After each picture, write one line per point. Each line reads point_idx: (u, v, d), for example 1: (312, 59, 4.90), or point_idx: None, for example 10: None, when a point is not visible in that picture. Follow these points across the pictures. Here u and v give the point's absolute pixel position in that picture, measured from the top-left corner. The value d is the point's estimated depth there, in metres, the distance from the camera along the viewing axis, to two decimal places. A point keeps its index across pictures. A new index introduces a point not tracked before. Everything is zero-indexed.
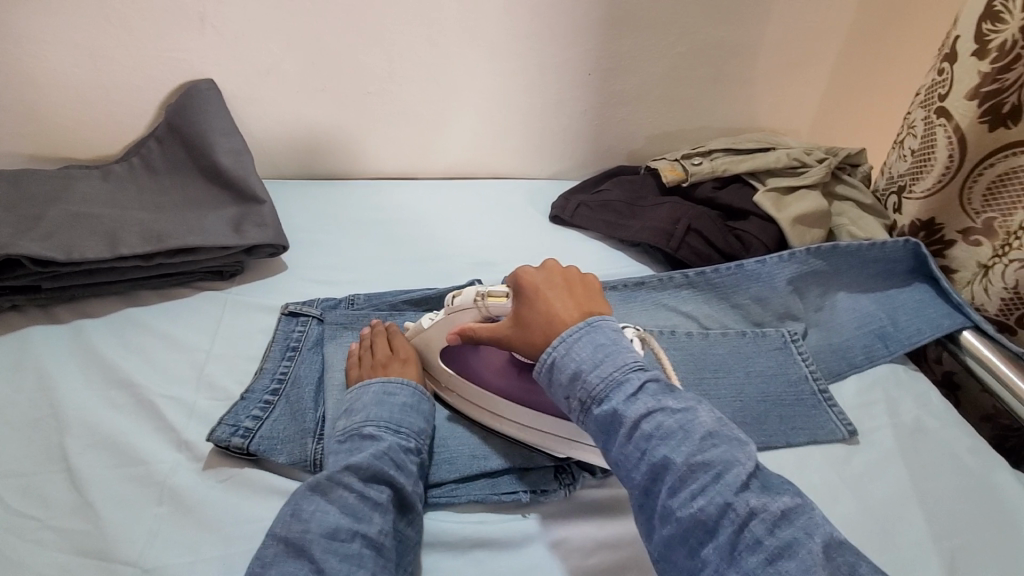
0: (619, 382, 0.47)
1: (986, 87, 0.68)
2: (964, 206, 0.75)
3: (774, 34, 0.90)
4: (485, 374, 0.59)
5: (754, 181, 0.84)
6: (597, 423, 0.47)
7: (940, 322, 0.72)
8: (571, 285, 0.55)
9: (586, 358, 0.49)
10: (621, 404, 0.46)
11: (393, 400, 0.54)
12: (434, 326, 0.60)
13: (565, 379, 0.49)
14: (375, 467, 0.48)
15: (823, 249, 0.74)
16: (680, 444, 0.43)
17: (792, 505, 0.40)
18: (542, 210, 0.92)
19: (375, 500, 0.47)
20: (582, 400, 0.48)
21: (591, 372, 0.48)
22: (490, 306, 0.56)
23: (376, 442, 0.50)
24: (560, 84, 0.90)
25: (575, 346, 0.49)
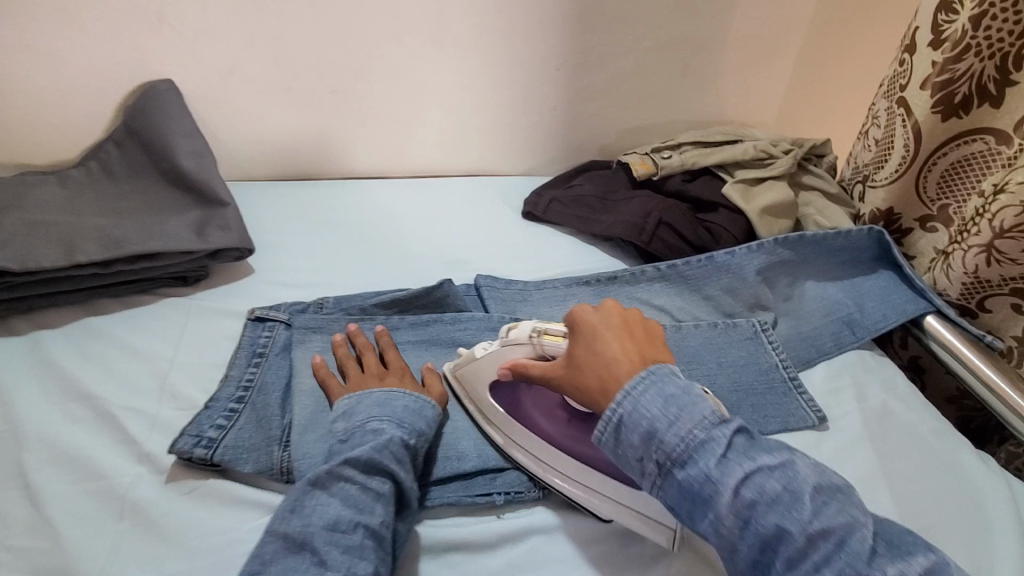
0: (702, 442, 0.44)
1: (938, 78, 0.70)
2: (920, 194, 0.77)
3: (739, 28, 0.91)
4: (533, 415, 0.57)
5: (722, 173, 0.85)
6: (683, 488, 0.44)
7: (904, 308, 0.73)
8: (631, 328, 0.52)
9: (658, 415, 0.45)
10: (710, 466, 0.43)
11: (397, 402, 0.54)
12: (486, 357, 0.58)
13: (636, 439, 0.46)
14: (377, 460, 0.48)
15: (789, 239, 0.76)
16: (786, 507, 0.41)
17: (928, 565, 0.39)
18: (514, 207, 0.91)
19: (376, 491, 0.47)
20: (660, 462, 0.44)
21: (668, 431, 0.44)
22: (546, 343, 0.55)
23: (376, 437, 0.50)
24: (529, 80, 0.90)
25: (643, 399, 0.46)
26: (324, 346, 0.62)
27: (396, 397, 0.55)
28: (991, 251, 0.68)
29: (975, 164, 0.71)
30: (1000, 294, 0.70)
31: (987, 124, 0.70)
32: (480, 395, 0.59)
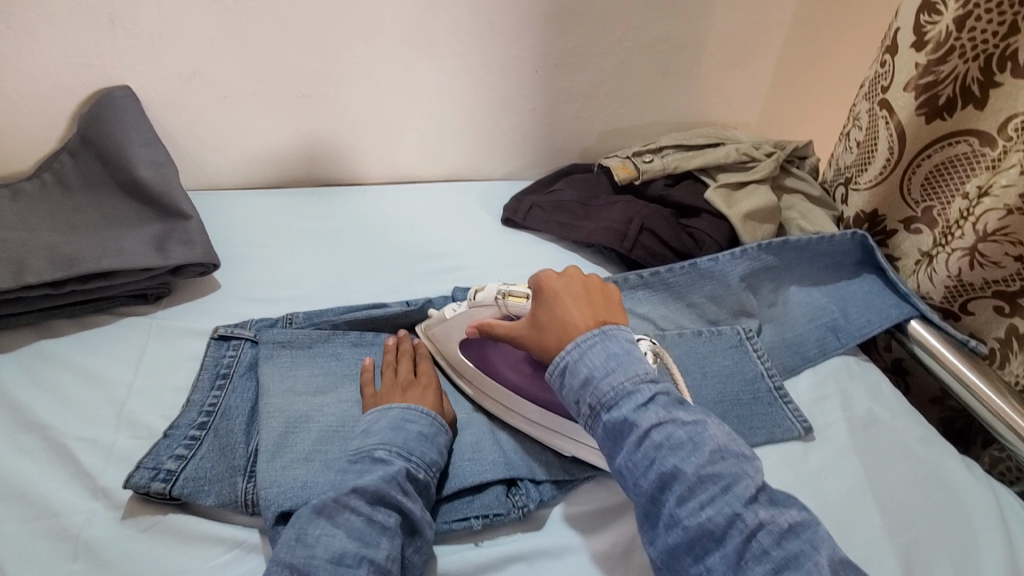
0: (629, 391, 0.47)
1: (923, 79, 0.69)
2: (904, 196, 0.76)
3: (720, 28, 0.90)
4: (499, 367, 0.59)
5: (705, 177, 0.83)
6: (605, 428, 0.47)
7: (888, 312, 0.72)
8: (591, 293, 0.55)
9: (598, 365, 0.48)
10: (632, 412, 0.46)
11: (410, 427, 0.51)
12: (455, 317, 0.61)
13: (575, 383, 0.49)
14: (384, 490, 0.45)
15: (773, 244, 0.74)
16: (689, 454, 0.43)
17: (798, 520, 0.41)
18: (494, 212, 0.89)
19: (383, 524, 0.44)
20: (592, 405, 0.48)
21: (603, 379, 0.47)
22: (510, 305, 0.57)
23: (385, 465, 0.47)
24: (506, 82, 0.88)
25: (589, 353, 0.49)
26: (294, 362, 0.58)
27: (413, 416, 0.53)
28: (974, 255, 0.67)
29: (959, 166, 0.70)
30: (983, 297, 0.69)
31: (971, 126, 0.68)
32: (452, 351, 0.62)
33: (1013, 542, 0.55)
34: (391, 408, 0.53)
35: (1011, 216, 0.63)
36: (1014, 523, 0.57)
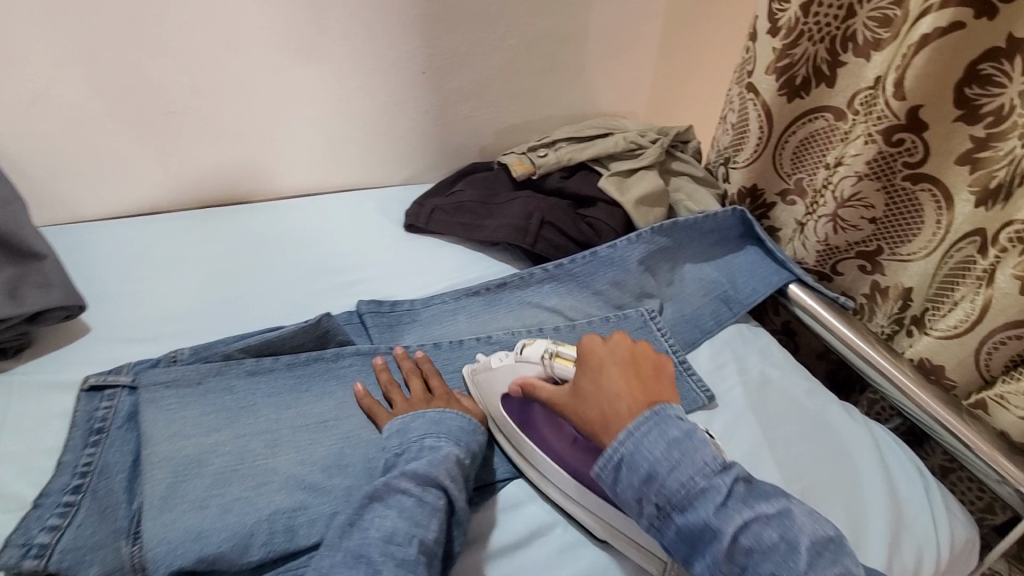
0: (703, 489, 0.45)
1: (781, 62, 0.74)
2: (777, 169, 0.83)
3: (598, 21, 0.92)
4: (544, 433, 0.58)
5: (599, 167, 0.86)
6: (681, 532, 0.45)
7: (771, 279, 0.78)
8: (639, 366, 0.54)
9: (659, 458, 0.47)
10: (710, 515, 0.44)
11: (452, 424, 0.55)
12: (501, 370, 0.61)
13: (636, 480, 0.47)
14: (433, 476, 0.49)
15: (665, 226, 0.78)
16: (784, 557, 0.42)
17: None
18: (396, 219, 0.87)
19: (432, 505, 0.47)
20: (660, 505, 0.46)
21: (670, 475, 0.46)
22: (557, 366, 0.58)
23: (432, 454, 0.51)
24: (393, 86, 0.86)
25: (645, 441, 0.48)
26: (180, 403, 0.53)
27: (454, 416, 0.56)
28: (836, 220, 0.74)
29: (818, 140, 0.78)
30: (849, 258, 0.77)
31: (823, 103, 0.76)
32: (496, 408, 0.61)
33: (890, 475, 0.62)
34: (431, 410, 0.56)
35: (861, 182, 0.70)
36: (889, 455, 0.64)
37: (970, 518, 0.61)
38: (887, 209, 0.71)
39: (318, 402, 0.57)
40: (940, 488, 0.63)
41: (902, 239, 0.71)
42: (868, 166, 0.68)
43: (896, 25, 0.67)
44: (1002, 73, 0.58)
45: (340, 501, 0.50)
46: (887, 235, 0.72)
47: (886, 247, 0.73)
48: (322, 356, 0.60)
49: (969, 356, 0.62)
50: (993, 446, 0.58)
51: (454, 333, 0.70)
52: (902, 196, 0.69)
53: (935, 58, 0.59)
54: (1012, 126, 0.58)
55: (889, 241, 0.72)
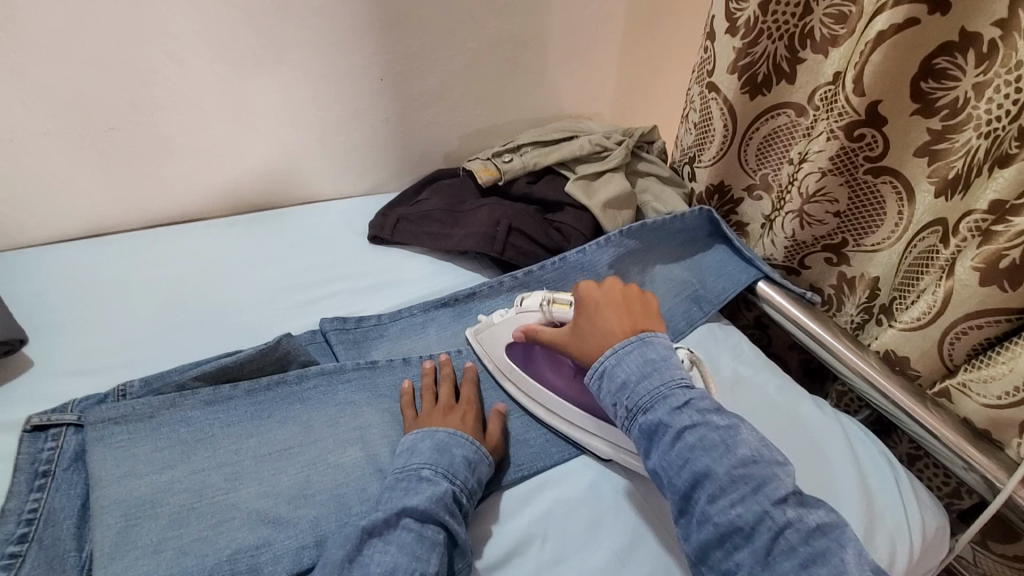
0: (663, 394, 0.51)
1: (741, 61, 0.74)
2: (743, 165, 0.83)
3: (558, 23, 0.91)
4: (545, 372, 0.63)
5: (565, 171, 0.85)
6: (642, 430, 0.51)
7: (738, 277, 0.79)
8: (630, 303, 0.60)
9: (633, 370, 0.53)
10: (666, 415, 0.50)
11: (453, 450, 0.53)
12: (504, 322, 0.65)
13: (613, 387, 0.54)
14: (432, 511, 0.47)
15: (633, 229, 0.78)
16: (722, 455, 0.47)
17: (826, 520, 0.45)
18: (359, 230, 0.85)
19: (432, 540, 0.46)
20: (628, 408, 0.52)
21: (639, 384, 0.52)
22: (555, 311, 0.62)
23: (432, 485, 0.49)
24: (350, 94, 0.83)
25: (625, 359, 0.54)
26: (131, 440, 0.51)
27: (458, 440, 0.54)
28: (803, 215, 0.74)
29: (781, 136, 0.78)
30: (816, 252, 0.77)
31: (784, 100, 0.76)
32: (498, 354, 0.64)
33: (862, 469, 0.62)
34: (441, 429, 0.55)
35: (825, 177, 0.70)
36: (860, 448, 0.65)
37: (938, 505, 0.62)
38: (851, 203, 0.71)
39: (281, 429, 0.55)
40: (910, 477, 0.64)
41: (866, 231, 0.72)
42: (832, 162, 0.69)
43: (852, 21, 0.67)
44: (957, 67, 0.58)
45: (308, 534, 0.48)
46: (851, 228, 0.73)
47: (851, 239, 0.74)
48: (284, 380, 0.58)
49: (932, 347, 0.62)
50: (958, 433, 0.59)
51: (423, 347, 0.68)
52: (864, 189, 0.70)
53: (892, 55, 0.60)
54: (967, 119, 0.59)
55: (854, 233, 0.73)
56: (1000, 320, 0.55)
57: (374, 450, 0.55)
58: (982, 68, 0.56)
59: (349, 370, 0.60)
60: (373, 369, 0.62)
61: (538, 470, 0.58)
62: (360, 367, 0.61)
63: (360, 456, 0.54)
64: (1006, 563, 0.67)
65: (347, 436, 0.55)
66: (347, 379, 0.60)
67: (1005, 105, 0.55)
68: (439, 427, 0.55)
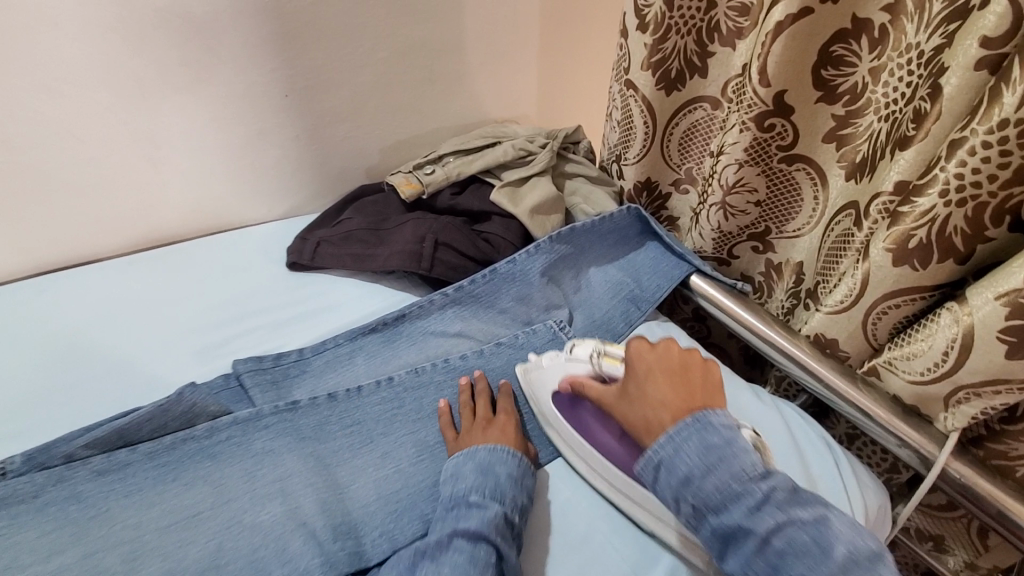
0: (738, 492, 0.47)
1: (653, 58, 0.73)
2: (668, 161, 0.84)
3: (472, 27, 0.88)
4: (594, 429, 0.58)
5: (490, 178, 0.82)
6: (715, 532, 0.47)
7: (672, 273, 0.78)
8: (684, 372, 0.55)
9: (696, 461, 0.49)
10: (744, 517, 0.46)
11: (496, 470, 0.53)
12: (551, 366, 0.62)
13: (674, 480, 0.49)
14: (483, 531, 0.48)
15: (563, 234, 0.76)
16: (819, 563, 0.43)
17: None
18: (276, 257, 0.80)
19: (484, 561, 0.46)
20: (694, 506, 0.48)
21: (705, 478, 0.48)
22: (605, 365, 0.60)
23: (481, 506, 0.50)
24: (254, 114, 0.78)
25: (684, 447, 0.49)
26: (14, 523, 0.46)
27: (501, 457, 0.55)
28: (726, 207, 0.74)
29: (701, 130, 0.79)
30: (743, 241, 0.79)
31: (698, 93, 0.77)
32: (544, 400, 0.61)
33: (803, 456, 0.62)
34: (480, 448, 0.55)
35: (743, 169, 0.70)
36: (799, 433, 0.65)
37: (877, 483, 0.63)
38: (770, 191, 0.72)
39: (191, 491, 0.50)
40: (848, 458, 0.64)
41: (787, 218, 0.73)
42: (747, 152, 0.69)
43: (754, 13, 0.67)
44: (853, 54, 0.59)
45: None
46: (773, 216, 0.74)
47: (774, 227, 0.75)
48: (189, 436, 0.53)
49: (856, 327, 0.62)
50: (889, 410, 0.60)
51: (351, 378, 0.64)
52: (780, 177, 0.71)
53: (791, 45, 0.60)
54: (867, 103, 0.61)
55: (776, 221, 0.75)
56: (915, 298, 0.56)
57: (297, 503, 0.51)
58: (876, 52, 0.58)
59: (267, 416, 0.56)
60: (294, 411, 0.57)
61: None
62: (277, 410, 0.56)
63: (280, 511, 0.50)
64: (936, 518, 0.70)
65: (268, 490, 0.51)
66: (264, 424, 0.55)
67: (900, 88, 0.56)
68: (475, 445, 0.56)
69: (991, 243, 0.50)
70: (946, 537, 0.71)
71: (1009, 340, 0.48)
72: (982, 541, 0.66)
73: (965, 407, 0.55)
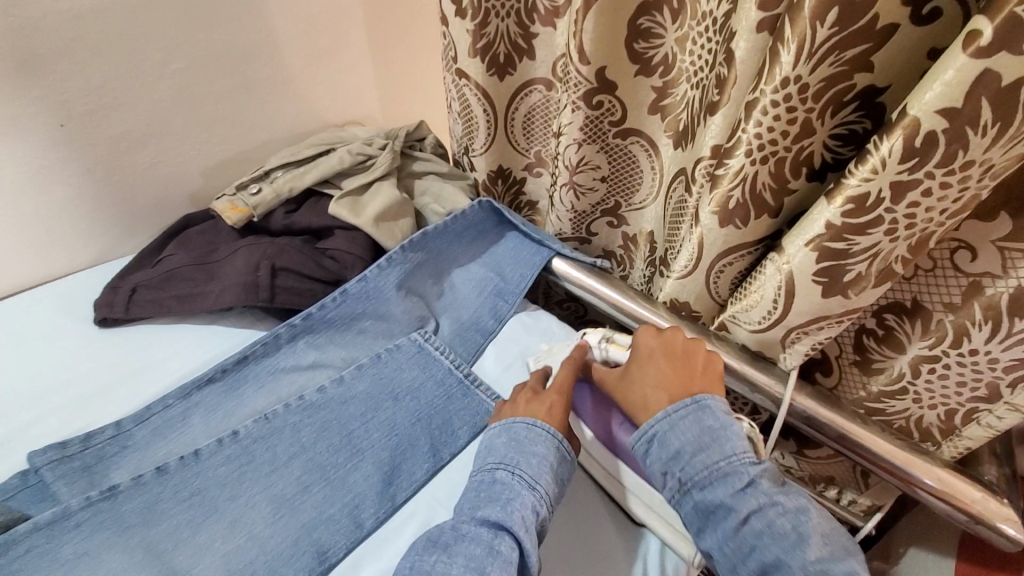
0: (725, 473, 0.50)
1: (479, 44, 0.70)
2: (516, 147, 0.82)
3: (283, 26, 0.80)
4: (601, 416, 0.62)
5: (328, 189, 0.75)
6: (697, 507, 0.50)
7: (533, 261, 0.76)
8: (682, 359, 0.57)
9: (690, 439, 0.51)
10: (728, 496, 0.49)
11: (534, 449, 0.53)
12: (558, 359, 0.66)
13: (664, 454, 0.52)
14: (506, 522, 0.47)
15: (414, 241, 0.71)
16: (797, 546, 0.46)
17: None
18: (85, 315, 0.69)
19: (505, 558, 0.45)
20: (680, 481, 0.51)
21: (696, 455, 0.51)
22: (612, 350, 0.63)
23: (511, 496, 0.49)
24: (20, 151, 0.65)
25: (683, 425, 0.52)
26: None
27: (535, 435, 0.54)
28: (575, 186, 0.74)
29: (540, 113, 0.78)
30: (598, 219, 0.80)
31: (531, 76, 0.75)
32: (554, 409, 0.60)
33: None
34: (517, 420, 0.55)
35: (583, 148, 0.70)
36: None
37: None
38: (612, 166, 0.73)
39: None
40: None
41: (632, 189, 0.75)
42: (583, 131, 0.68)
43: None
44: (658, 25, 0.60)
45: None
46: (619, 189, 0.76)
47: (621, 201, 0.77)
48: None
49: (701, 287, 0.65)
50: (739, 360, 0.63)
51: (187, 443, 0.56)
52: (617, 152, 0.72)
53: (602, 21, 0.59)
54: (679, 73, 0.63)
55: (622, 194, 0.76)
56: (744, 253, 0.59)
57: None
58: (678, 23, 0.60)
59: (81, 514, 0.48)
60: (119, 495, 0.49)
61: (355, 545, 0.52)
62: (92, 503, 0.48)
63: None
64: (826, 463, 0.75)
65: None
66: (75, 522, 0.47)
67: (704, 55, 0.58)
68: (518, 415, 0.56)
69: (795, 194, 0.53)
70: (835, 477, 0.77)
71: (823, 280, 0.51)
72: (864, 480, 0.73)
73: (799, 346, 0.59)
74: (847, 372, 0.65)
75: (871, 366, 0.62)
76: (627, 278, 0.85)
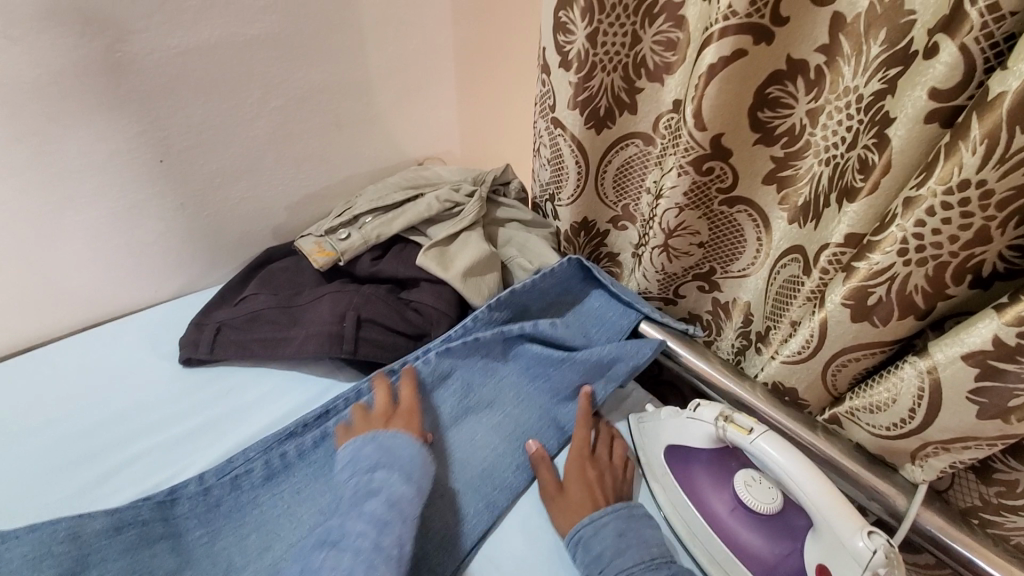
0: (650, 568, 0.49)
1: (580, 97, 0.66)
2: (603, 200, 0.79)
3: (378, 65, 0.79)
4: (708, 494, 0.55)
5: (415, 236, 0.74)
6: None
7: (620, 325, 0.72)
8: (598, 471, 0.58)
9: (614, 540, 0.51)
10: None
11: (384, 450, 0.52)
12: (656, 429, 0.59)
13: (594, 549, 0.51)
14: (390, 517, 0.48)
15: (502, 300, 0.68)
16: None
17: None
18: (170, 352, 0.69)
19: (388, 552, 0.46)
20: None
21: (622, 553, 0.50)
22: (730, 434, 0.53)
23: (387, 490, 0.49)
24: (122, 185, 0.66)
25: (604, 527, 0.52)
26: None
27: (374, 441, 0.53)
28: (668, 250, 0.70)
29: (636, 167, 0.74)
30: (688, 282, 0.75)
31: (630, 131, 0.71)
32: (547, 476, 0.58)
33: None
34: (368, 433, 0.54)
35: (683, 213, 0.66)
36: None
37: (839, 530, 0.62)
38: (711, 233, 0.68)
39: None
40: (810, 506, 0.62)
41: (731, 257, 0.70)
42: (687, 197, 0.64)
43: (681, 48, 0.62)
44: (788, 95, 0.56)
45: None
46: (716, 256, 0.70)
47: (718, 267, 0.72)
48: None
49: (815, 377, 0.59)
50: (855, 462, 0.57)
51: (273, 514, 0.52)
52: (721, 219, 0.67)
53: (725, 88, 0.55)
54: (807, 145, 0.57)
55: (720, 261, 0.71)
56: (876, 351, 0.53)
57: None
58: (813, 95, 0.54)
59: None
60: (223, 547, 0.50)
61: None
62: (203, 526, 0.51)
63: None
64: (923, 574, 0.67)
65: None
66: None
67: (840, 132, 0.53)
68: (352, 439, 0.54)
69: (951, 299, 0.47)
70: None
71: (980, 400, 0.45)
72: None
73: (934, 462, 0.53)
74: (960, 477, 0.56)
75: (989, 475, 0.54)
76: (713, 345, 0.79)
